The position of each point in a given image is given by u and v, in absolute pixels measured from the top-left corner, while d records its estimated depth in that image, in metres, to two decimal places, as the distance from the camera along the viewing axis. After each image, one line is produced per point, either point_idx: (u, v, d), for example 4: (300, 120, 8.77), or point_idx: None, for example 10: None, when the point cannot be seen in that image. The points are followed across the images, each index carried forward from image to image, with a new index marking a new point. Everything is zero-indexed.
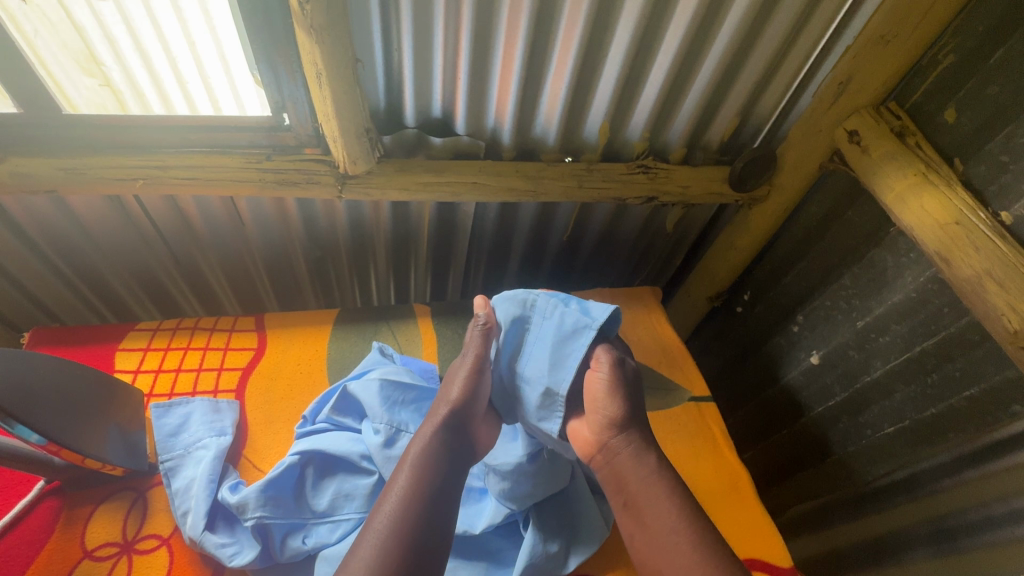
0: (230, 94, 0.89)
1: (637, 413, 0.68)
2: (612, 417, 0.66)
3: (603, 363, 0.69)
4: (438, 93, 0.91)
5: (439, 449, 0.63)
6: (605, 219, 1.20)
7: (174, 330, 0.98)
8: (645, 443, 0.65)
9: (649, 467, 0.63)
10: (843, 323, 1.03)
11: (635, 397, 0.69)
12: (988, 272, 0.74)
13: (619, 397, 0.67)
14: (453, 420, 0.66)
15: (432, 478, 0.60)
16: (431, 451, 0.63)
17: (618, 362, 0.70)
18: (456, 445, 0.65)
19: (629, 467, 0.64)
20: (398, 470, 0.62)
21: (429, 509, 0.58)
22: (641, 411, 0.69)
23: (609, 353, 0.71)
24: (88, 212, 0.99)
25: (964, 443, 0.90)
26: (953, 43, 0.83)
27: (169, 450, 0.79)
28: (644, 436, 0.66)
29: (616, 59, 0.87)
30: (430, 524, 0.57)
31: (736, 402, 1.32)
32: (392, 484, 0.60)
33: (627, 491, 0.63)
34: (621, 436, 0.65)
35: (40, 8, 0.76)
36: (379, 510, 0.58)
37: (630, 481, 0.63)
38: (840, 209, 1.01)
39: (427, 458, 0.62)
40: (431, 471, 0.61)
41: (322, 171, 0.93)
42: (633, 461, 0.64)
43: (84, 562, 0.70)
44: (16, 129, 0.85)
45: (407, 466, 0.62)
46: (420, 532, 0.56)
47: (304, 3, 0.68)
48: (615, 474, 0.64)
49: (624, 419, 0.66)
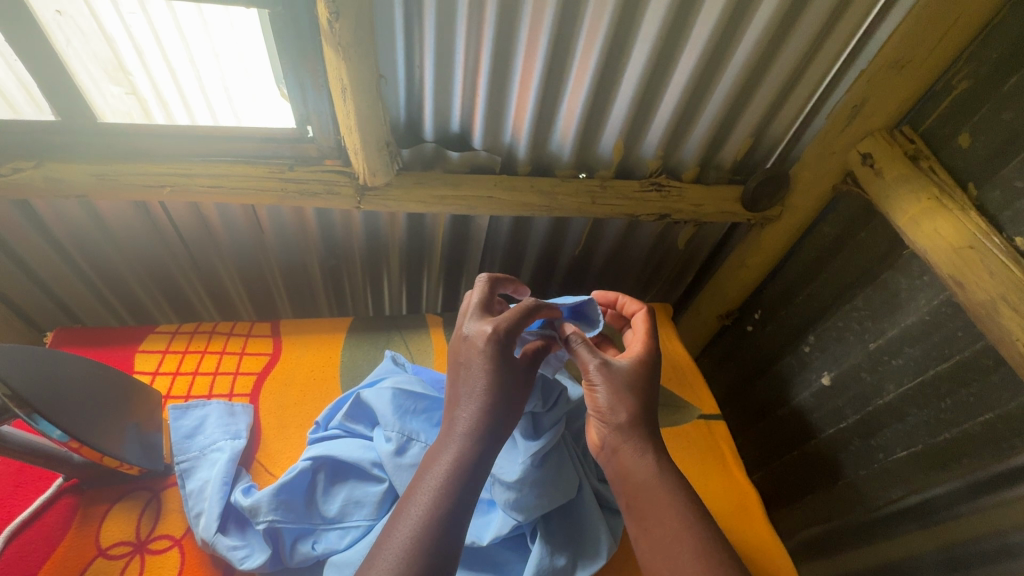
0: (253, 107, 0.92)
1: (642, 411, 0.67)
2: (609, 418, 0.67)
3: (593, 375, 0.69)
4: (457, 108, 0.93)
5: (472, 462, 0.60)
6: (617, 235, 1.21)
7: (192, 334, 1.00)
8: (645, 443, 0.65)
9: (648, 469, 0.64)
10: (855, 344, 1.03)
11: (635, 394, 0.68)
12: (1002, 297, 0.74)
13: (614, 398, 0.67)
14: (487, 428, 0.62)
15: (461, 490, 0.58)
16: (463, 459, 0.60)
17: (607, 364, 0.69)
18: (487, 456, 0.61)
19: (630, 467, 0.64)
20: (422, 479, 0.59)
21: (455, 525, 0.56)
22: (645, 408, 0.67)
23: (595, 359, 0.70)
24: (115, 217, 1.01)
25: (978, 469, 0.90)
26: (967, 69, 0.84)
27: (185, 451, 0.81)
28: (650, 439, 0.66)
29: (632, 80, 0.89)
30: (451, 541, 0.55)
31: (747, 422, 1.32)
32: (414, 492, 0.58)
33: (632, 495, 0.63)
34: (622, 436, 0.66)
35: (74, 20, 0.79)
36: (403, 514, 0.56)
37: (632, 481, 0.64)
38: (853, 230, 1.01)
39: (453, 470, 0.59)
40: (460, 485, 0.58)
41: (343, 182, 0.95)
42: (635, 460, 0.64)
43: (99, 560, 0.71)
44: (52, 134, 0.88)
45: (432, 475, 0.59)
46: (443, 547, 0.54)
47: (334, 21, 0.70)
48: (617, 472, 0.66)
49: (619, 421, 0.66)
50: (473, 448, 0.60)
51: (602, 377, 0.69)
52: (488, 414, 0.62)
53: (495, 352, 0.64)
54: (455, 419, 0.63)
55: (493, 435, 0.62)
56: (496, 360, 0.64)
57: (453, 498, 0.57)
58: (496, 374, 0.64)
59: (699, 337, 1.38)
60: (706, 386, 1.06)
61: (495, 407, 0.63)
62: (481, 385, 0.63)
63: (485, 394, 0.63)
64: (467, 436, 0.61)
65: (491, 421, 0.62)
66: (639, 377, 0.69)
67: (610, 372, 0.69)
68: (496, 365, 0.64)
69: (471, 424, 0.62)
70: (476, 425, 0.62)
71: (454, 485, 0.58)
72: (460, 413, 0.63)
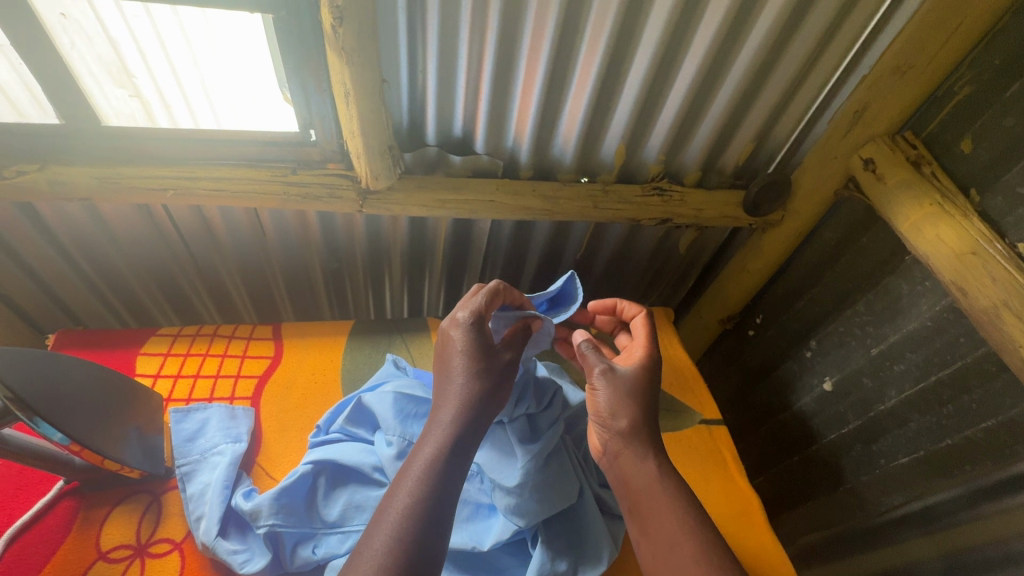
0: (257, 110, 0.92)
1: (643, 416, 0.67)
2: (610, 424, 0.68)
3: (597, 381, 0.70)
4: (460, 112, 0.93)
5: (454, 446, 0.60)
6: (619, 239, 1.22)
7: (194, 336, 1.01)
8: (646, 447, 0.65)
9: (649, 473, 0.63)
10: (857, 350, 1.03)
11: (637, 399, 0.68)
12: (1005, 303, 0.74)
13: (615, 404, 0.68)
14: (469, 411, 0.62)
15: (447, 476, 0.58)
16: (448, 444, 0.60)
17: (611, 369, 0.70)
18: (471, 439, 0.62)
19: (632, 472, 0.64)
20: (408, 466, 0.59)
21: (440, 506, 0.56)
22: (646, 412, 0.67)
23: (602, 363, 0.71)
24: (118, 219, 1.01)
25: (980, 476, 0.90)
26: (969, 75, 0.84)
27: (185, 454, 0.81)
28: (653, 443, 0.66)
29: (634, 84, 0.89)
30: (438, 524, 0.55)
31: (748, 427, 1.31)
32: (400, 479, 0.58)
33: (636, 500, 0.63)
34: (624, 441, 0.66)
35: (78, 22, 0.79)
36: (390, 502, 0.56)
37: (635, 487, 0.64)
38: (855, 235, 1.01)
39: (438, 457, 0.59)
40: (444, 467, 0.59)
41: (345, 186, 0.96)
42: (636, 465, 0.64)
43: (98, 563, 0.71)
44: (56, 137, 0.88)
45: (417, 462, 0.59)
46: (429, 527, 0.54)
47: (337, 26, 0.70)
48: (620, 477, 0.66)
49: (621, 427, 0.67)
50: (457, 433, 0.61)
51: (605, 383, 0.69)
52: (470, 398, 0.63)
53: (471, 336, 0.66)
54: (439, 408, 0.63)
55: (475, 418, 0.63)
56: (472, 345, 0.66)
57: (438, 480, 0.57)
58: (474, 357, 0.65)
59: (700, 341, 1.38)
60: (707, 391, 1.06)
61: (477, 389, 0.64)
62: (460, 370, 0.65)
63: (465, 378, 0.64)
64: (451, 422, 0.61)
65: (473, 405, 0.63)
66: (640, 382, 0.69)
67: (613, 378, 0.69)
68: (475, 349, 0.66)
69: (454, 410, 0.62)
70: (459, 412, 0.62)
71: (438, 468, 0.58)
72: (443, 401, 0.63)
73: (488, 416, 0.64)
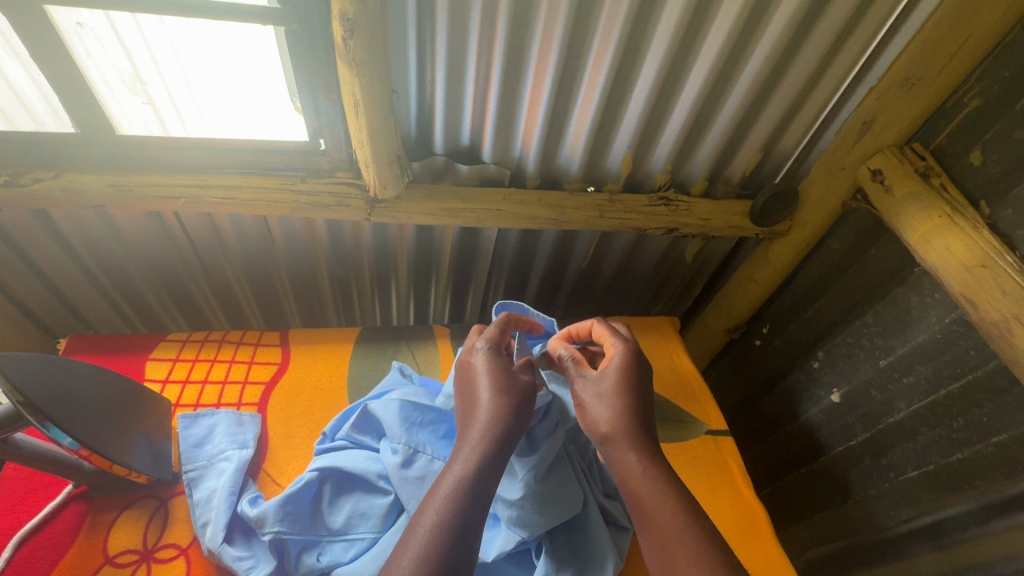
0: (269, 119, 0.93)
1: (624, 413, 0.67)
2: (592, 427, 0.68)
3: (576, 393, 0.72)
4: (468, 122, 0.94)
5: (489, 460, 0.61)
6: (626, 248, 1.21)
7: (202, 341, 1.02)
8: (634, 443, 0.65)
9: (632, 468, 0.63)
10: (865, 361, 1.02)
11: (614, 398, 0.68)
12: (1016, 316, 0.73)
13: (591, 407, 0.69)
14: (501, 422, 0.64)
15: (479, 485, 0.59)
16: (480, 455, 0.61)
17: (587, 379, 0.72)
18: (502, 456, 0.63)
19: (627, 467, 0.64)
20: (439, 481, 0.59)
21: (474, 519, 0.57)
22: (630, 410, 0.67)
23: (577, 377, 0.74)
24: (130, 226, 1.03)
25: (991, 491, 0.88)
26: (979, 87, 0.84)
27: (193, 460, 0.81)
28: (644, 441, 0.66)
29: (642, 95, 0.90)
30: (471, 532, 0.56)
31: (755, 438, 1.30)
32: (433, 490, 0.59)
33: (631, 497, 0.63)
34: (612, 438, 0.66)
35: (94, 32, 0.81)
36: (423, 513, 0.56)
37: (635, 483, 0.63)
38: (863, 246, 1.01)
39: (471, 468, 0.60)
40: (476, 481, 0.59)
41: (354, 195, 0.97)
42: (628, 462, 0.64)
43: (106, 567, 0.71)
44: (72, 145, 0.90)
45: (451, 474, 0.60)
46: (463, 537, 0.55)
47: (348, 38, 0.71)
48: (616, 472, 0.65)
49: (601, 427, 0.67)
50: (489, 445, 0.62)
51: (584, 393, 0.71)
52: (499, 415, 0.64)
53: (491, 361, 0.71)
54: (469, 423, 0.65)
55: (507, 427, 0.64)
56: (493, 364, 0.70)
57: (472, 493, 0.58)
58: (497, 378, 0.68)
59: (707, 351, 1.37)
60: (714, 402, 1.05)
61: (506, 406, 0.65)
62: (487, 390, 0.67)
63: (493, 395, 0.66)
64: (483, 433, 0.63)
65: (504, 417, 0.64)
66: (615, 381, 0.69)
67: (590, 385, 0.71)
68: (498, 368, 0.70)
69: (484, 422, 0.64)
70: (489, 423, 0.64)
71: (471, 481, 0.59)
72: (473, 416, 0.65)
73: (517, 434, 0.65)
